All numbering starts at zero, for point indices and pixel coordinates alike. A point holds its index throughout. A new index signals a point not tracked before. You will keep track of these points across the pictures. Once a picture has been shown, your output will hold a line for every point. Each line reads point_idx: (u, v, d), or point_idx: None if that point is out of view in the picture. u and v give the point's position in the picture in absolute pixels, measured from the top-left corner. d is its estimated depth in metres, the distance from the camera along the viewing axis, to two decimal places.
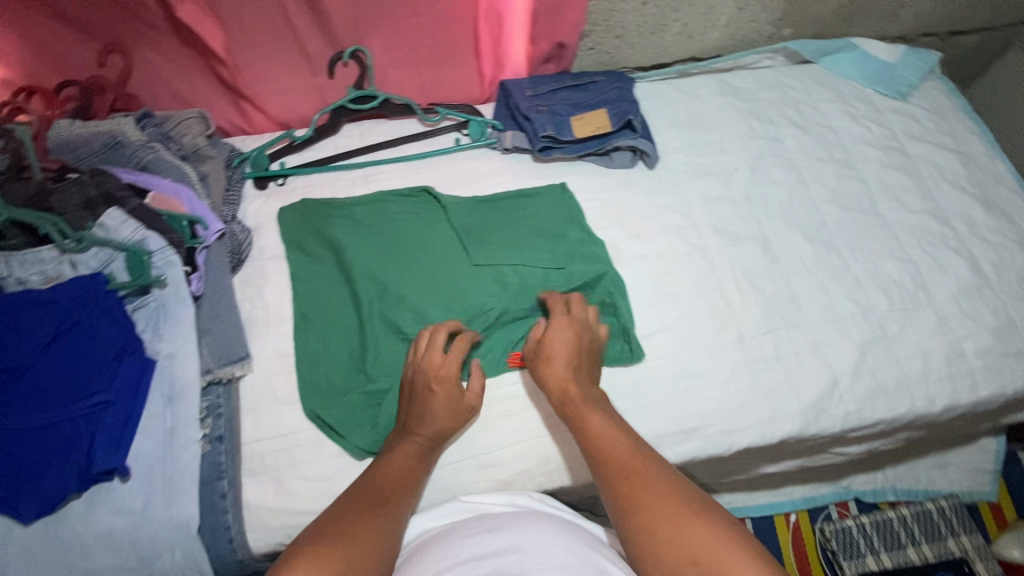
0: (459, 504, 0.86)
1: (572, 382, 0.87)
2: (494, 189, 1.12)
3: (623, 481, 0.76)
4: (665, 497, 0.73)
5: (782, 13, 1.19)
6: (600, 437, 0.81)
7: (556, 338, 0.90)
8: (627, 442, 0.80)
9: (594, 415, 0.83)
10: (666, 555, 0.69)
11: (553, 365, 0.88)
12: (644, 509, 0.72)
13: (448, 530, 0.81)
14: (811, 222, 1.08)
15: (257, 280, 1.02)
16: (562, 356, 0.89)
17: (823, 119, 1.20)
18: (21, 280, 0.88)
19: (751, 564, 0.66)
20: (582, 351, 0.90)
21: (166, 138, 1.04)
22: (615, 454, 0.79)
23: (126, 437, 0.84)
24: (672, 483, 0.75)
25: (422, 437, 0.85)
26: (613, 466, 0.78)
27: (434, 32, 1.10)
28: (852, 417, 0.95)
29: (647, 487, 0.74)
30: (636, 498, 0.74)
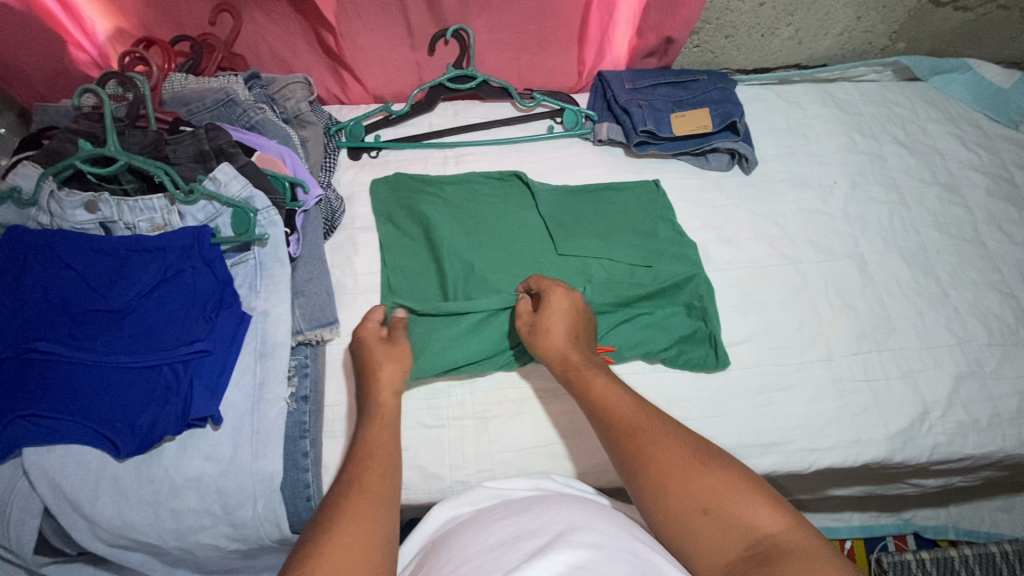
0: (482, 490, 0.81)
1: (572, 348, 0.83)
2: (584, 180, 1.11)
3: (629, 439, 0.70)
4: (672, 448, 0.68)
5: (900, 25, 1.15)
6: (605, 398, 0.75)
7: (554, 310, 0.84)
8: (630, 399, 0.75)
9: (598, 378, 0.78)
10: (677, 508, 0.64)
11: (552, 333, 0.83)
12: (650, 462, 0.67)
13: (472, 517, 0.74)
14: (909, 244, 1.05)
15: (347, 248, 1.05)
16: (557, 326, 0.84)
17: (930, 140, 1.16)
18: (130, 225, 0.91)
19: (767, 509, 0.61)
20: (581, 323, 0.86)
21: (270, 101, 1.06)
22: (620, 411, 0.74)
23: (220, 388, 0.86)
24: (680, 435, 0.70)
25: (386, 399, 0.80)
26: (619, 425, 0.72)
27: (542, 17, 1.09)
28: (939, 449, 0.92)
29: (653, 438, 0.69)
30: (642, 453, 0.68)
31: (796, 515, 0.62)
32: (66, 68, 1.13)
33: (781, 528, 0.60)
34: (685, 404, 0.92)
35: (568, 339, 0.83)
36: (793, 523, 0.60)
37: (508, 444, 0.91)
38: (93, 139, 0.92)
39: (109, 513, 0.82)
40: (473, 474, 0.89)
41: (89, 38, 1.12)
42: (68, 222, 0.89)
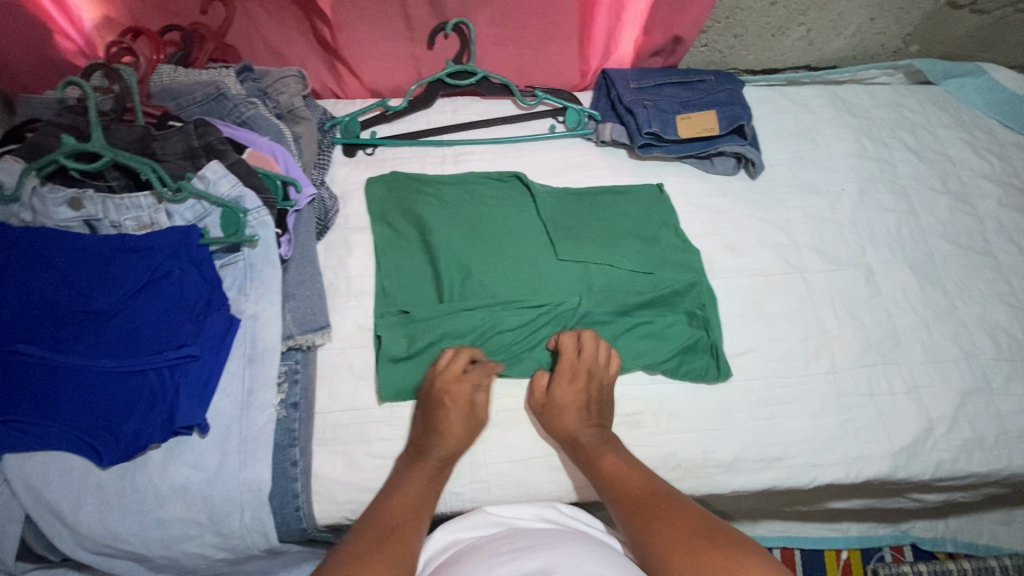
0: (484, 515, 0.80)
1: (582, 429, 0.84)
2: (586, 182, 1.08)
3: (639, 515, 0.73)
4: (681, 523, 0.70)
5: (914, 27, 1.11)
6: (614, 476, 0.78)
7: (564, 392, 0.86)
8: (641, 476, 0.78)
9: (607, 456, 0.81)
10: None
11: (564, 417, 0.85)
12: (657, 537, 0.69)
13: (474, 546, 0.74)
14: (917, 255, 1.03)
15: (341, 250, 1.02)
16: (567, 406, 0.85)
17: (941, 146, 1.13)
18: (115, 223, 0.88)
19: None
20: (594, 401, 0.86)
21: (263, 95, 1.02)
22: (631, 487, 0.77)
23: (208, 394, 0.83)
24: (690, 512, 0.71)
25: (432, 461, 0.83)
26: (629, 499, 0.75)
27: (545, 13, 1.05)
28: (944, 467, 0.90)
29: (662, 516, 0.71)
30: (650, 528, 0.71)
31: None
32: (52, 56, 1.09)
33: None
34: (685, 417, 0.90)
35: (579, 419, 0.84)
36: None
37: (504, 454, 0.89)
38: (78, 133, 0.89)
39: (92, 521, 0.80)
40: (468, 485, 0.87)
41: (75, 26, 1.08)
42: (50, 219, 0.86)
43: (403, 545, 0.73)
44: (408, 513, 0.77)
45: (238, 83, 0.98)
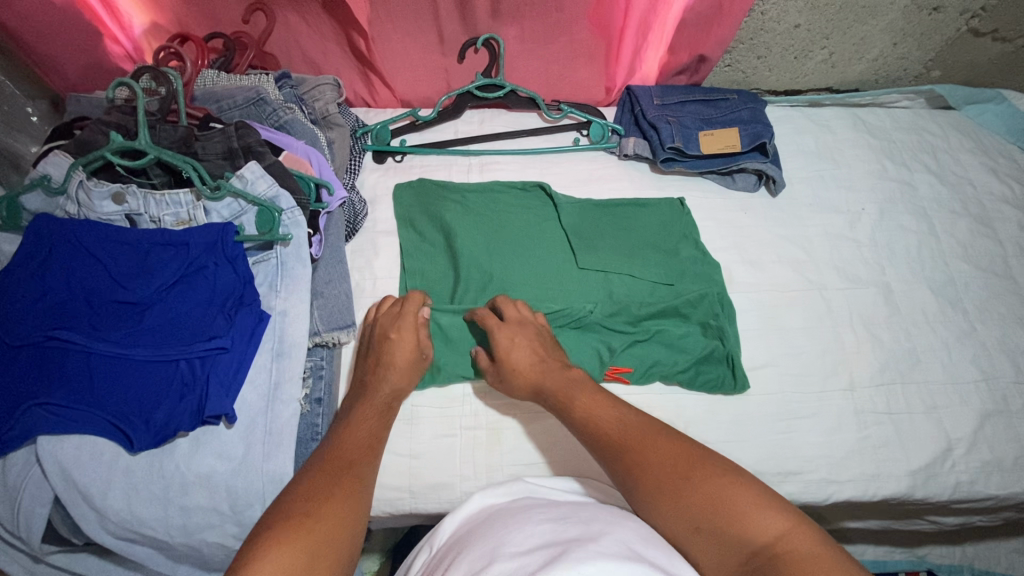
0: (521, 485, 0.80)
1: (544, 379, 0.84)
2: (609, 194, 1.11)
3: (619, 459, 0.72)
4: (661, 459, 0.69)
5: (937, 54, 1.12)
6: (589, 416, 0.78)
7: (511, 349, 0.85)
8: (615, 413, 0.77)
9: (578, 395, 0.80)
10: (671, 518, 0.66)
11: (521, 369, 0.84)
12: (639, 476, 0.69)
13: (509, 512, 0.72)
14: (938, 276, 1.03)
15: (368, 251, 1.04)
16: (520, 353, 0.86)
17: (962, 170, 1.14)
18: (155, 218, 0.92)
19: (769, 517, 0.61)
20: (541, 348, 0.87)
21: (300, 101, 1.06)
22: (605, 428, 0.76)
23: (236, 386, 0.85)
24: (661, 441, 0.71)
25: (380, 399, 0.84)
26: (604, 440, 0.75)
27: (573, 30, 1.08)
28: (962, 487, 0.89)
29: (638, 449, 0.71)
30: (632, 466, 0.70)
31: (802, 521, 0.61)
32: (100, 60, 1.14)
33: (780, 531, 0.60)
34: (700, 427, 0.91)
35: (534, 367, 0.85)
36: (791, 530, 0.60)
37: (520, 456, 0.90)
38: (124, 132, 0.93)
39: (119, 505, 0.82)
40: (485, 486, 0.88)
41: (125, 32, 1.15)
42: (94, 213, 0.91)
43: (355, 478, 0.72)
44: (359, 451, 0.77)
45: (277, 89, 1.02)
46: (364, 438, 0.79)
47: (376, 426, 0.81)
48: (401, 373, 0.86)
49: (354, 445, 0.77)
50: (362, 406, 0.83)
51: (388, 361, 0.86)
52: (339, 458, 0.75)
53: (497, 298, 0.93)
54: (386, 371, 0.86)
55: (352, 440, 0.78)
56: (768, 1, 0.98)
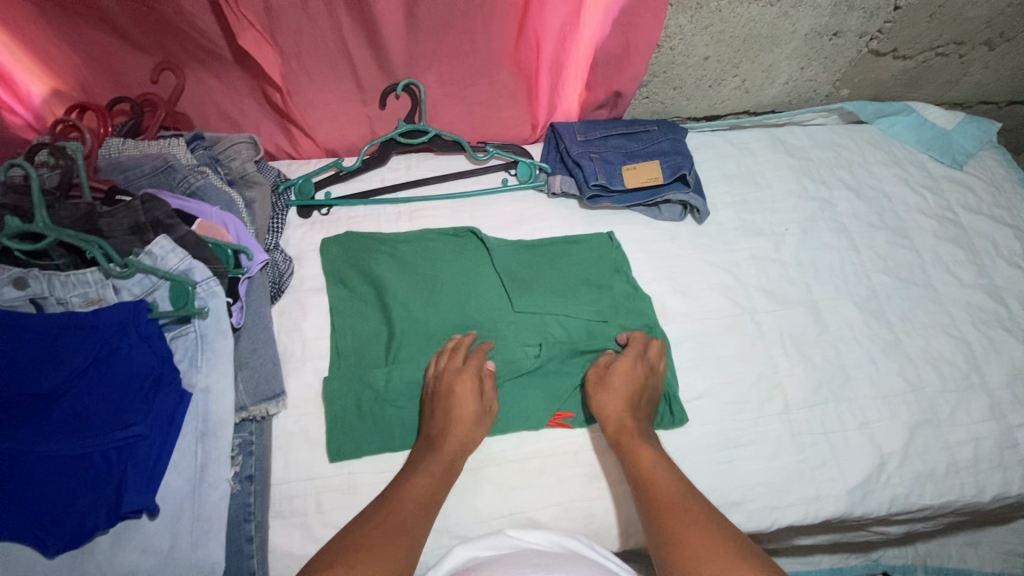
0: (504, 538, 0.82)
1: (626, 418, 0.87)
2: (540, 233, 1.10)
3: (665, 516, 0.77)
4: (706, 534, 0.74)
5: (842, 74, 1.15)
6: (647, 477, 0.82)
7: (615, 377, 0.90)
8: (674, 484, 0.81)
9: (643, 455, 0.84)
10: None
11: (610, 402, 0.88)
12: (682, 543, 0.74)
13: (491, 561, 0.77)
14: (862, 290, 1.06)
15: (296, 312, 1.01)
16: (610, 390, 0.90)
17: (877, 183, 1.18)
18: (61, 300, 0.87)
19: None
20: (642, 398, 0.90)
21: (214, 162, 1.02)
22: (662, 492, 0.80)
23: (157, 474, 0.81)
24: (710, 531, 0.74)
25: (445, 450, 0.85)
26: (660, 505, 0.79)
27: (490, 72, 1.09)
28: (899, 501, 0.91)
29: (684, 528, 0.75)
30: (675, 537, 0.74)
31: None
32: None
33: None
34: None
35: (625, 405, 0.88)
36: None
37: (464, 515, 0.87)
38: (21, 213, 0.87)
39: None
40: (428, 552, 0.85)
41: (24, 103, 1.08)
42: None
43: (406, 543, 0.75)
44: (415, 509, 0.79)
45: (188, 152, 0.99)
46: (422, 492, 0.81)
47: (434, 482, 0.83)
48: (467, 420, 0.87)
49: (413, 499, 0.80)
50: (429, 452, 0.85)
51: (457, 407, 0.87)
52: (397, 512, 0.78)
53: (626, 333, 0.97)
54: (453, 419, 0.86)
55: (412, 495, 0.80)
56: (672, 36, 1.00)
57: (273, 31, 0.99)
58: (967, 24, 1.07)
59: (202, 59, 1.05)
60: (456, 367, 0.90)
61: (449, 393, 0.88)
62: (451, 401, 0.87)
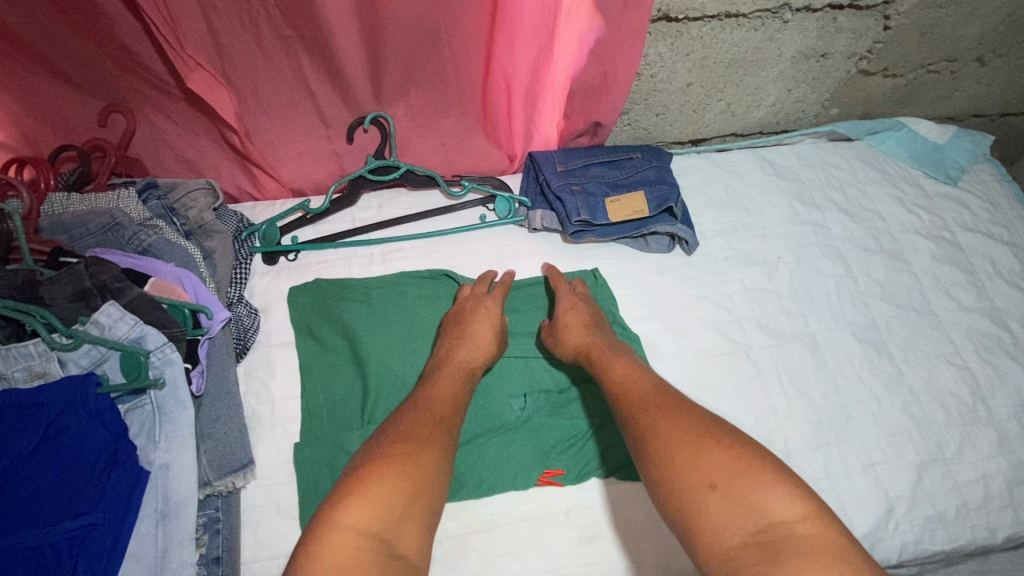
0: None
1: (588, 342, 0.89)
2: (522, 271, 1.05)
3: (641, 413, 0.75)
4: (681, 425, 0.72)
5: (832, 94, 1.10)
6: (616, 382, 0.82)
7: (565, 309, 0.93)
8: (645, 382, 0.80)
9: (610, 364, 0.85)
10: (682, 474, 0.67)
11: (568, 331, 0.90)
12: (660, 437, 0.71)
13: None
14: (860, 319, 1.02)
15: (263, 370, 0.95)
16: (568, 318, 0.92)
17: (871, 203, 1.14)
18: (2, 375, 0.79)
19: (791, 499, 0.62)
20: (594, 321, 0.92)
21: (169, 213, 0.96)
22: (631, 394, 0.79)
23: (113, 565, 0.74)
24: (688, 420, 0.73)
25: (463, 367, 0.86)
26: (632, 403, 0.77)
27: (462, 103, 1.04)
28: (910, 548, 0.86)
29: (661, 427, 0.72)
30: (651, 435, 0.72)
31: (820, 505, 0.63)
32: None
33: (799, 519, 0.61)
34: (637, 527, 0.85)
35: (585, 331, 0.90)
36: (817, 517, 0.61)
37: None
38: None
39: None
40: None
41: None
42: None
43: (444, 433, 0.75)
44: (448, 408, 0.79)
45: (139, 205, 0.92)
46: (450, 396, 0.81)
47: (460, 386, 0.83)
48: (487, 340, 0.89)
49: (443, 401, 0.80)
50: (449, 365, 0.86)
51: (474, 333, 0.89)
52: (428, 414, 0.77)
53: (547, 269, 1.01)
54: (472, 339, 0.89)
55: (442, 396, 0.80)
56: (653, 63, 0.95)
57: (227, 71, 0.92)
58: (959, 41, 1.03)
59: (153, 99, 0.98)
60: (473, 296, 0.96)
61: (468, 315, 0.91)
62: (466, 329, 0.90)
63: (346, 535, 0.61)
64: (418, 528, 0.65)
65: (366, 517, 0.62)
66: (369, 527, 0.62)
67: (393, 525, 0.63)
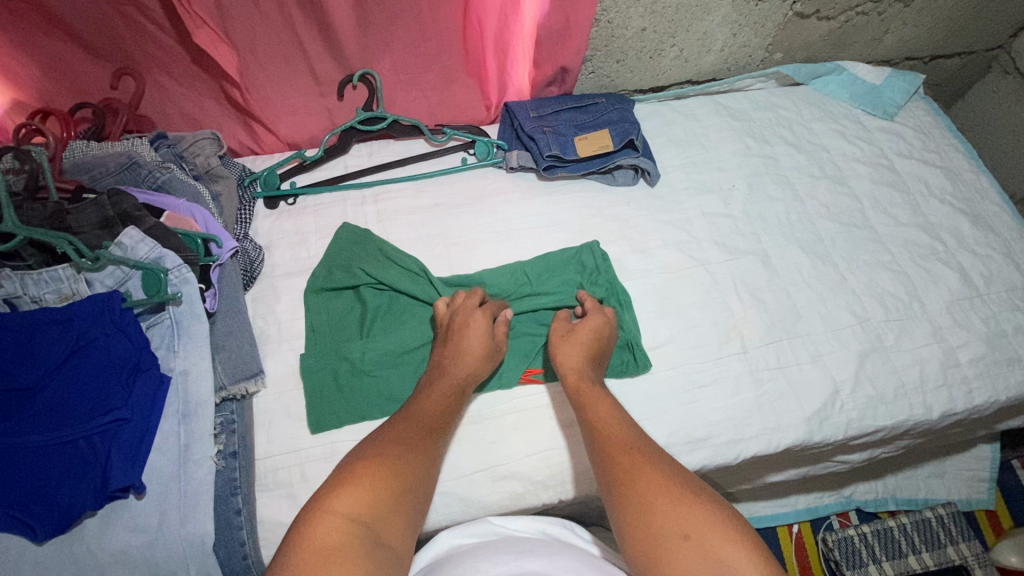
0: (487, 525, 0.86)
1: (584, 373, 0.90)
2: (502, 205, 1.15)
3: (623, 457, 0.77)
4: (658, 474, 0.74)
5: (773, 38, 1.22)
6: (603, 424, 0.83)
7: (580, 333, 0.94)
8: (626, 431, 0.82)
9: (598, 405, 0.86)
10: (657, 524, 0.69)
11: (570, 356, 0.92)
12: (640, 487, 0.73)
13: (477, 547, 0.80)
14: (807, 236, 1.13)
15: (269, 297, 1.04)
16: (575, 342, 0.94)
17: (815, 137, 1.25)
18: (36, 298, 0.89)
19: (754, 560, 0.64)
20: (598, 355, 0.93)
21: (179, 159, 1.06)
22: (615, 437, 0.81)
23: (142, 455, 0.84)
24: (670, 473, 0.74)
25: (455, 383, 0.88)
26: (614, 447, 0.79)
27: (440, 58, 1.15)
28: (854, 424, 0.97)
29: (637, 471, 0.75)
30: (630, 480, 0.74)
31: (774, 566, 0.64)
32: None
33: None
34: None
35: (585, 362, 0.91)
36: (772, 573, 0.63)
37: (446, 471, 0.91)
38: None
39: None
40: None
41: None
42: None
43: (433, 445, 0.81)
44: (438, 418, 0.84)
45: (152, 150, 1.02)
46: (442, 406, 0.86)
47: (451, 399, 0.87)
48: (474, 360, 0.91)
49: (434, 412, 0.85)
50: (441, 378, 0.89)
51: (465, 347, 0.91)
52: (420, 422, 0.83)
53: (580, 294, 1.01)
54: (460, 352, 0.91)
55: (434, 409, 0.85)
56: (608, 10, 1.07)
57: (227, 29, 1.03)
58: None
59: (160, 61, 1.09)
60: (470, 308, 0.96)
61: (463, 327, 0.93)
62: (459, 339, 0.92)
63: (336, 521, 0.67)
64: (399, 524, 0.71)
65: (354, 507, 0.69)
66: (357, 516, 0.68)
67: (378, 520, 0.69)
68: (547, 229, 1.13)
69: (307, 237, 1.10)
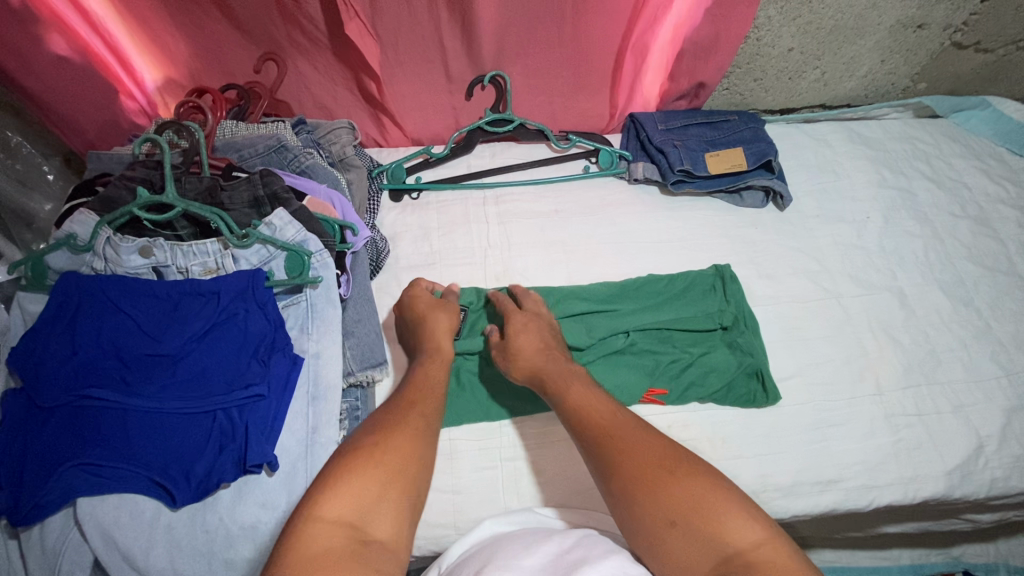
0: (531, 514, 0.82)
1: (541, 365, 0.83)
2: (623, 216, 1.13)
3: (604, 438, 0.71)
4: (645, 449, 0.68)
5: (922, 67, 1.18)
6: (579, 404, 0.76)
7: (523, 331, 0.87)
8: (606, 409, 0.75)
9: (574, 387, 0.79)
10: (645, 509, 0.63)
11: (524, 350, 0.85)
12: (625, 468, 0.67)
13: (520, 532, 0.75)
14: (947, 277, 1.07)
15: (393, 287, 1.06)
16: (523, 340, 0.86)
17: (956, 174, 1.19)
18: (183, 269, 0.91)
19: (752, 530, 0.59)
20: (552, 343, 0.87)
21: (317, 145, 1.08)
22: (597, 420, 0.73)
23: (276, 432, 0.84)
24: (654, 444, 0.69)
25: (439, 354, 0.85)
26: (597, 431, 0.72)
27: (575, 65, 1.13)
28: (998, 484, 0.91)
29: (625, 446, 0.69)
30: (612, 457, 0.69)
31: (781, 539, 0.60)
32: (115, 117, 1.15)
33: (754, 546, 0.58)
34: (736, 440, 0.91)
35: (540, 352, 0.85)
36: (776, 543, 0.58)
37: (564, 484, 0.89)
38: (151, 186, 0.93)
39: (162, 564, 0.79)
40: None
41: (139, 88, 1.16)
42: (122, 267, 0.90)
43: (422, 419, 0.74)
44: (430, 388, 0.79)
45: (295, 134, 1.04)
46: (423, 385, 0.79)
47: (438, 372, 0.83)
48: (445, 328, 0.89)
49: (413, 394, 0.78)
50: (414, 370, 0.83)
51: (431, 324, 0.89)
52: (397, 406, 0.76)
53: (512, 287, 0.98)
54: (429, 327, 0.89)
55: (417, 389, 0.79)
56: (761, 27, 1.04)
57: (374, 20, 1.02)
58: None
59: (304, 49, 1.09)
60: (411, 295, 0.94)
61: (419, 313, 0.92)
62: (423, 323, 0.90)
63: (325, 529, 0.59)
64: (397, 511, 0.64)
65: (341, 511, 0.61)
66: (348, 514, 0.61)
67: (369, 514, 0.62)
68: (669, 246, 1.10)
69: (429, 232, 1.11)
